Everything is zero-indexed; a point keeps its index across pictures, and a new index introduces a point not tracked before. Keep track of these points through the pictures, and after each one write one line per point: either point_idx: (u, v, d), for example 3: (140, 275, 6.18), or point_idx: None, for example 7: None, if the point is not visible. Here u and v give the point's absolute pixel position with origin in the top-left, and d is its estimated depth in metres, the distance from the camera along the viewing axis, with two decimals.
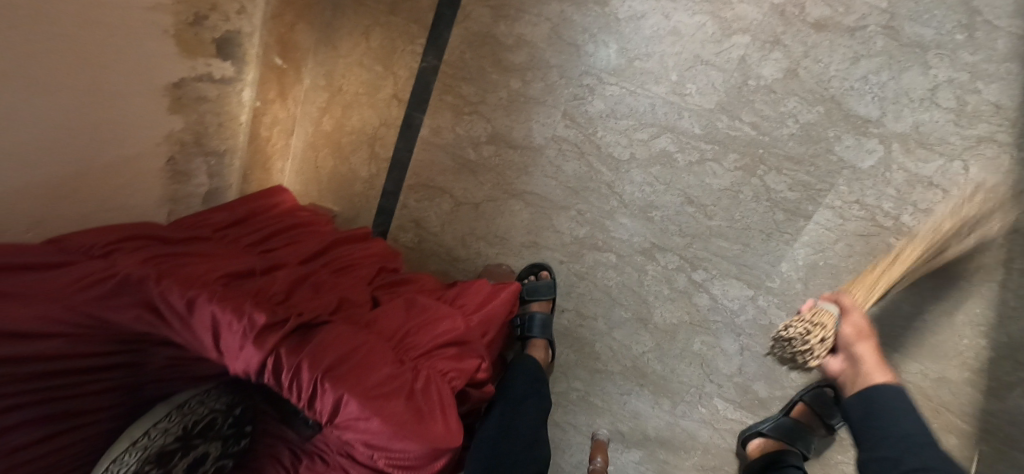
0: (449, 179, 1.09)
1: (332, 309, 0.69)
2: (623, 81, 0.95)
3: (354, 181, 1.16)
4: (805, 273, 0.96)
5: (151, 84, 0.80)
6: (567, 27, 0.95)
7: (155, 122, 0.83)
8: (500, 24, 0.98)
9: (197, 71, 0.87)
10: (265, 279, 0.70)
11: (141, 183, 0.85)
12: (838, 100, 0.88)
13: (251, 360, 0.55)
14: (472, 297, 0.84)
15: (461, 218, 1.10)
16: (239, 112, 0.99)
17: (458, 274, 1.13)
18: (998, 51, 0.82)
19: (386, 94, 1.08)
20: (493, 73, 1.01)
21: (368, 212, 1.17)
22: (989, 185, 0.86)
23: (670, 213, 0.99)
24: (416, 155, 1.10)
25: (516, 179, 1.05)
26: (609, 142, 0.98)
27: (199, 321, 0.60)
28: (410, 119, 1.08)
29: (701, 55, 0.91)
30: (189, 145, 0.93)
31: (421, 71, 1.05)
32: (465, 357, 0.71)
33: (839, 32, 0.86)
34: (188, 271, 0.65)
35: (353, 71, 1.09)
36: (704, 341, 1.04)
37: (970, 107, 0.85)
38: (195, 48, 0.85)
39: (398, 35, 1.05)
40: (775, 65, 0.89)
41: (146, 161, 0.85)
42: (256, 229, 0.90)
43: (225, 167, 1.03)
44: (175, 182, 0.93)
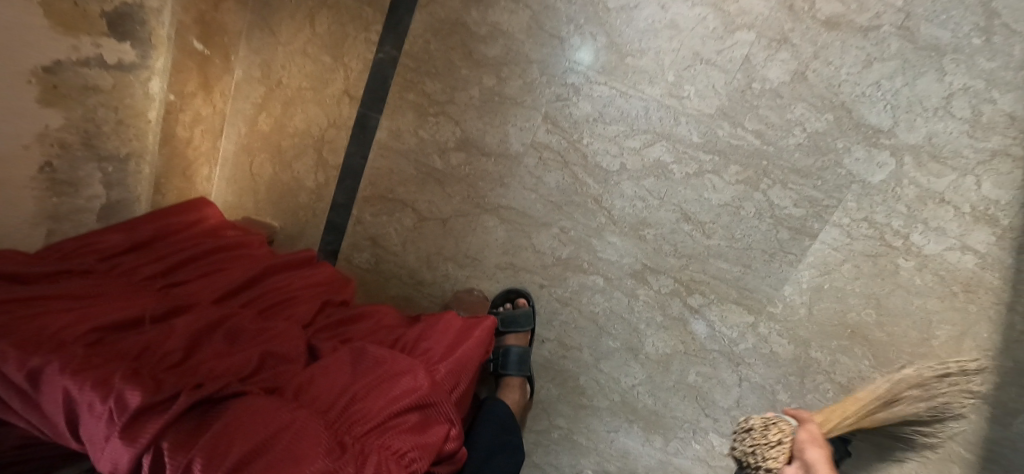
0: (412, 190, 0.93)
1: (252, 369, 0.52)
2: (613, 80, 0.83)
3: (298, 191, 0.98)
4: (810, 296, 0.87)
5: (10, 66, 0.60)
6: (549, 16, 0.82)
7: (21, 117, 0.64)
8: (471, 11, 0.84)
9: (81, 53, 0.68)
10: (161, 330, 0.53)
11: (3, 197, 0.65)
12: (849, 107, 0.79)
13: (119, 460, 0.40)
14: (440, 339, 0.69)
15: (425, 236, 0.95)
16: (147, 107, 0.80)
17: (422, 300, 0.98)
18: (1017, 58, 0.75)
19: (335, 90, 0.91)
20: (463, 67, 0.86)
21: (314, 228, 0.99)
22: (1001, 202, 0.80)
23: (664, 231, 0.88)
24: (371, 162, 0.94)
25: (490, 191, 0.91)
26: (597, 151, 0.86)
27: (50, 401, 0.43)
28: (364, 120, 0.92)
29: (702, 53, 0.80)
30: (75, 147, 0.73)
31: (376, 64, 0.89)
32: (431, 424, 0.56)
33: (852, 31, 0.77)
34: (44, 325, 0.48)
35: (295, 61, 0.92)
36: (700, 372, 0.93)
37: (985, 117, 0.78)
38: (76, 23, 0.66)
39: (349, 20, 0.88)
40: (783, 66, 0.79)
41: (10, 168, 0.65)
42: (165, 255, 0.72)
43: (129, 175, 0.83)
44: (57, 195, 0.73)
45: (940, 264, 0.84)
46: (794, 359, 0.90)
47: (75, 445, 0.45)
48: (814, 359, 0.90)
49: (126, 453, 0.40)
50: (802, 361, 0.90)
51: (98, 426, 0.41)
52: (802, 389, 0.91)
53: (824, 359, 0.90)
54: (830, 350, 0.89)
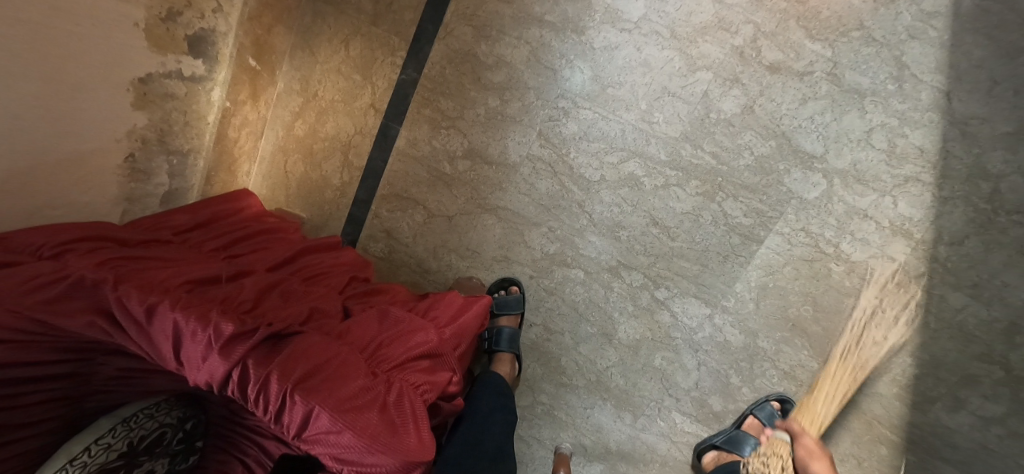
0: (424, 191, 1.10)
1: (302, 320, 0.68)
2: (596, 106, 1.00)
3: (325, 188, 1.14)
4: (757, 293, 1.04)
5: (115, 77, 0.77)
6: (545, 51, 0.99)
7: (117, 116, 0.80)
8: (482, 44, 1.01)
9: (166, 67, 0.84)
10: (233, 287, 0.68)
11: (96, 179, 0.81)
12: (788, 136, 0.96)
13: (216, 370, 0.55)
14: (445, 310, 0.84)
15: (433, 230, 1.11)
16: (207, 111, 0.96)
17: (428, 286, 1.13)
18: (922, 102, 0.93)
19: (362, 103, 1.08)
20: (472, 89, 1.03)
21: (337, 221, 1.15)
22: (915, 219, 0.97)
23: (636, 233, 1.04)
24: (391, 166, 1.10)
25: (490, 194, 1.07)
26: (581, 164, 1.03)
27: (160, 330, 0.58)
28: (386, 130, 1.08)
29: (669, 87, 0.97)
30: (152, 143, 0.89)
31: (400, 83, 1.06)
32: (438, 370, 0.71)
33: (790, 75, 0.94)
34: (150, 276, 0.63)
35: (330, 78, 1.09)
36: (665, 356, 1.09)
37: (899, 148, 0.95)
38: (166, 43, 0.82)
39: (378, 46, 1.05)
40: (734, 100, 0.96)
41: (104, 157, 0.81)
42: (221, 234, 0.87)
43: (188, 167, 0.99)
44: (133, 181, 0.89)
45: (866, 270, 1.00)
46: (744, 347, 1.06)
47: (172, 367, 0.60)
48: (760, 348, 1.05)
49: (222, 366, 0.55)
50: (750, 349, 1.06)
51: (199, 347, 0.56)
52: (751, 373, 1.07)
53: (769, 348, 1.05)
54: (774, 340, 1.05)
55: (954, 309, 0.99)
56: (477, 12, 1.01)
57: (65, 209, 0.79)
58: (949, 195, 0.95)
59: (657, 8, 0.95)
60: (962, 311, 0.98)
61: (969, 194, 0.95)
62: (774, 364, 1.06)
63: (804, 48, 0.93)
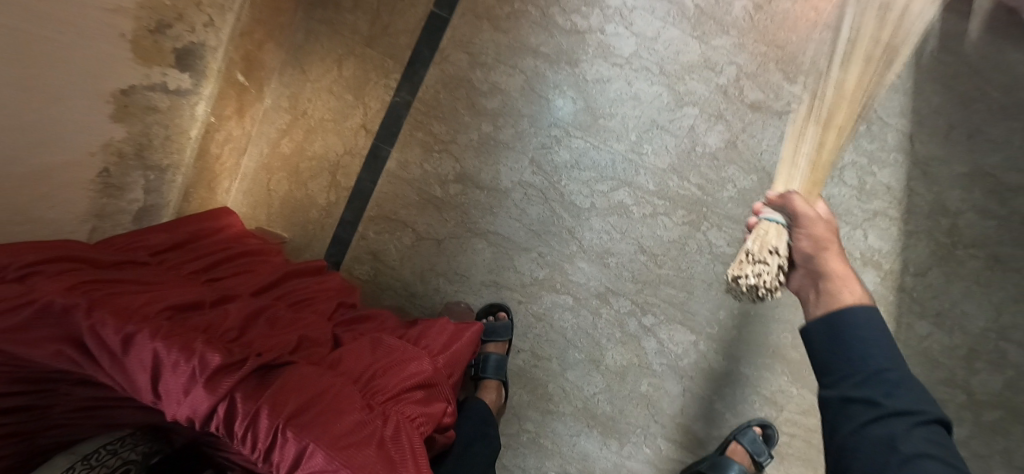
0: (413, 213, 1.08)
1: (292, 348, 0.65)
2: (588, 135, 1.02)
3: (310, 208, 1.11)
4: (739, 320, 1.06)
5: (96, 88, 0.73)
6: (539, 81, 1.01)
7: (94, 129, 0.75)
8: (477, 71, 1.02)
9: (151, 79, 0.81)
10: (218, 313, 0.65)
11: (67, 196, 0.76)
12: (769, 171, 1.01)
13: (200, 405, 0.51)
14: (437, 337, 0.82)
15: (421, 253, 1.09)
16: (190, 126, 0.92)
17: (414, 310, 1.11)
18: (888, 143, 0.99)
19: (354, 124, 1.07)
20: (466, 114, 1.04)
21: (322, 242, 1.12)
22: (883, 251, 1.02)
23: (624, 260, 1.05)
24: (380, 187, 1.08)
25: (481, 218, 1.07)
26: (572, 191, 1.04)
27: (138, 361, 0.54)
28: (377, 151, 1.07)
29: (658, 120, 1.01)
30: (129, 157, 0.84)
31: (392, 106, 1.06)
32: (433, 400, 0.69)
33: (771, 114, 0.99)
34: (128, 301, 0.59)
35: (320, 97, 1.07)
36: (651, 382, 1.09)
37: (869, 186, 1.00)
38: (153, 56, 0.79)
39: (372, 68, 1.05)
40: (719, 135, 1.00)
41: (78, 171, 0.76)
42: (201, 255, 0.83)
43: (165, 183, 0.94)
44: (106, 197, 0.84)
45: None
46: (727, 373, 1.08)
47: (148, 400, 0.56)
48: (743, 374, 1.07)
49: (207, 401, 0.51)
50: (733, 375, 1.07)
51: (181, 379, 0.53)
52: (733, 400, 1.08)
53: (751, 374, 1.07)
54: (756, 366, 1.07)
55: (918, 337, 1.03)
56: (473, 40, 1.02)
57: (31, 228, 0.73)
58: (913, 229, 1.00)
59: (647, 45, 0.99)
60: (926, 339, 1.02)
61: (931, 228, 1.00)
62: (756, 390, 1.07)
63: (783, 88, 0.98)
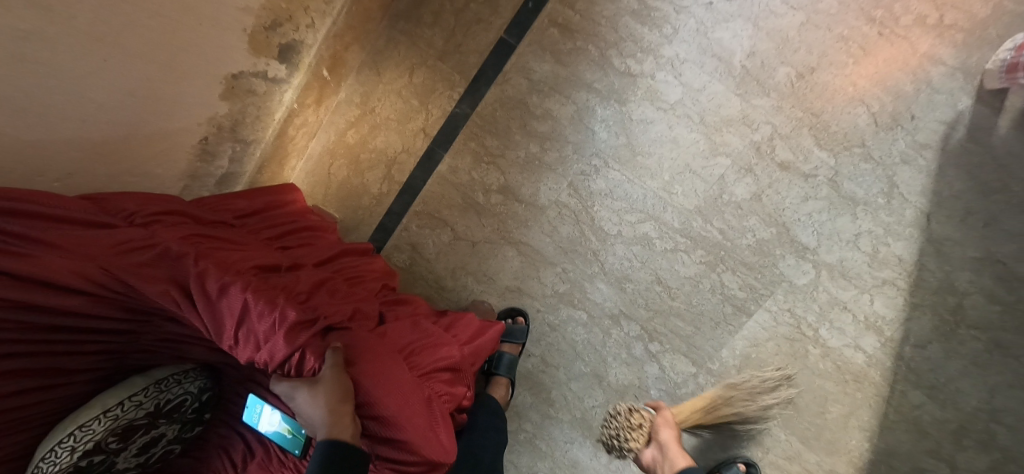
0: (455, 215, 1.19)
1: (348, 317, 0.76)
2: (625, 169, 1.11)
3: (363, 195, 1.23)
4: (740, 361, 1.13)
5: (213, 71, 0.85)
6: (588, 113, 1.10)
7: (203, 104, 0.88)
8: (533, 95, 1.11)
9: (256, 68, 0.93)
10: (290, 278, 0.76)
11: (171, 155, 0.89)
12: (788, 227, 1.08)
13: (276, 352, 0.63)
14: (465, 329, 0.93)
15: (456, 251, 1.20)
16: (277, 109, 1.05)
17: (441, 301, 1.22)
18: (907, 218, 1.04)
19: (415, 127, 1.18)
20: (517, 134, 1.13)
21: (368, 226, 1.24)
22: (887, 318, 1.07)
23: (641, 287, 1.14)
24: (429, 186, 1.19)
25: (516, 228, 1.17)
26: (603, 217, 1.13)
27: (227, 308, 0.65)
28: (431, 154, 1.18)
29: (691, 165, 1.09)
30: (225, 130, 0.97)
31: (452, 116, 1.16)
32: (457, 383, 0.80)
33: (797, 174, 1.06)
34: (224, 257, 0.71)
35: (389, 98, 1.18)
36: (648, 405, 1.16)
37: (881, 255, 1.06)
38: (262, 47, 0.92)
39: (440, 79, 1.15)
40: (746, 187, 1.08)
41: (184, 137, 0.89)
42: (273, 224, 0.95)
43: (247, 156, 1.06)
44: (200, 161, 0.96)
45: (839, 356, 1.10)
46: None
47: (229, 341, 0.67)
48: None
49: (283, 350, 0.63)
50: None
51: (263, 329, 0.64)
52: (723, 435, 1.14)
53: None
54: None
55: (909, 405, 1.07)
56: (535, 68, 1.11)
57: (137, 178, 0.86)
58: (918, 302, 1.06)
59: (692, 96, 1.06)
60: (918, 408, 1.07)
61: (936, 304, 1.05)
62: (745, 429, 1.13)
63: (812, 153, 1.05)
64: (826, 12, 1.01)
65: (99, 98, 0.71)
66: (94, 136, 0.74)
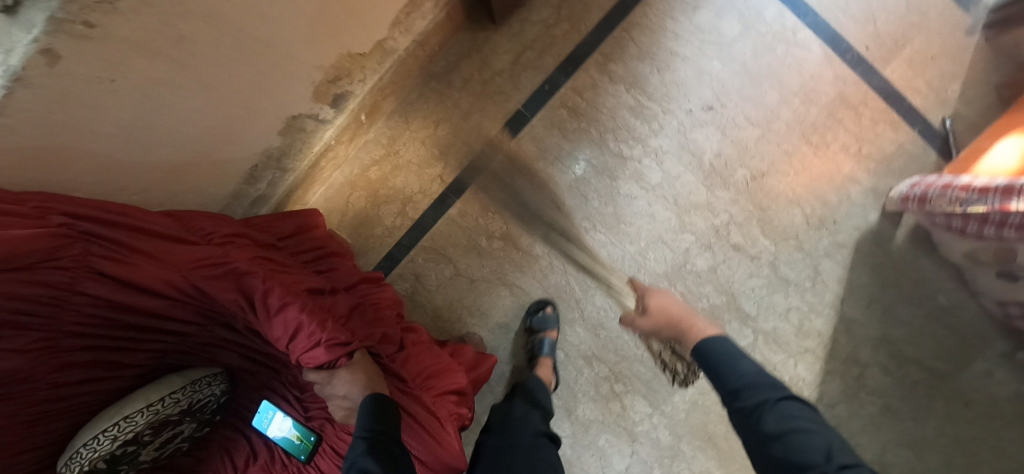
0: (459, 253, 1.34)
1: (376, 340, 0.89)
2: (609, 233, 1.31)
3: (376, 225, 1.36)
4: (688, 406, 1.32)
5: (281, 112, 0.98)
6: (584, 183, 1.31)
7: (264, 138, 1.00)
8: (540, 162, 1.31)
9: (313, 111, 1.07)
10: (331, 300, 0.89)
11: (226, 178, 1.00)
12: (735, 296, 1.31)
13: (324, 362, 0.76)
14: (465, 358, 1.07)
15: (455, 286, 1.34)
16: (317, 144, 1.18)
17: (436, 329, 1.35)
18: (826, 300, 1.30)
19: (433, 173, 1.34)
20: (522, 192, 1.32)
21: (376, 254, 1.36)
22: (807, 380, 1.31)
23: (613, 335, 1.32)
24: (438, 226, 1.34)
25: (511, 272, 1.33)
26: (587, 271, 1.32)
27: (285, 323, 0.77)
28: (444, 198, 1.34)
29: (663, 237, 1.31)
30: (273, 159, 1.09)
31: (467, 169, 1.33)
32: (459, 406, 0.94)
33: (745, 255, 1.30)
34: (283, 278, 0.83)
35: (413, 144, 1.34)
36: (609, 439, 1.32)
37: (805, 328, 1.31)
38: (322, 96, 1.05)
39: (461, 136, 1.33)
40: (705, 260, 1.31)
41: (240, 163, 1.00)
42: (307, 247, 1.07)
43: (282, 181, 1.18)
44: (246, 183, 1.07)
45: None
46: (670, 447, 1.31)
47: (281, 348, 0.79)
48: (682, 450, 1.31)
49: (329, 361, 0.76)
50: (674, 450, 1.31)
51: (316, 344, 0.76)
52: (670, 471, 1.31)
53: (688, 452, 1.31)
54: (693, 446, 1.31)
55: None
56: (544, 140, 1.31)
57: (195, 195, 0.96)
58: (831, 369, 1.30)
59: (669, 181, 1.29)
60: None
61: (844, 372, 1.30)
62: (689, 467, 1.31)
63: (758, 239, 1.30)
64: (777, 130, 1.28)
65: (193, 130, 0.83)
66: (176, 159, 0.85)
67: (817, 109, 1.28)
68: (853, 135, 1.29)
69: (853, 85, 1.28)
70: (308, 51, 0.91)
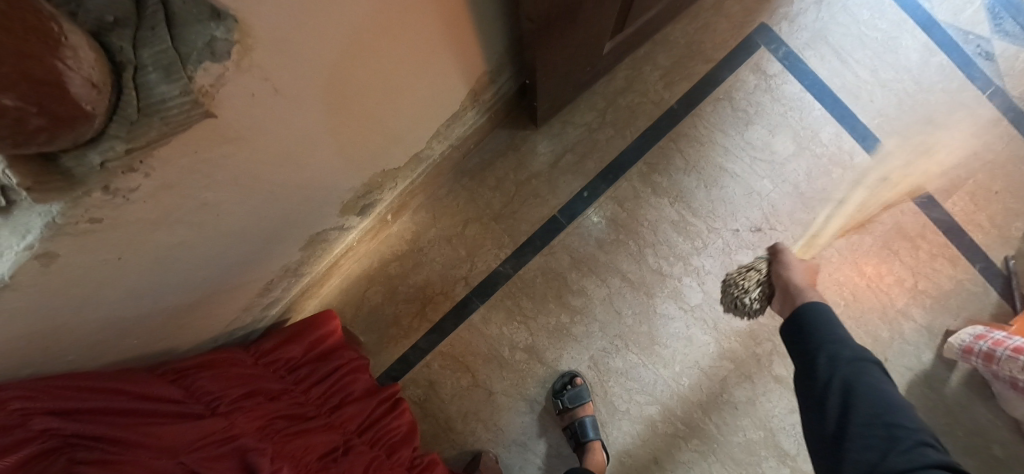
0: (478, 362, 1.21)
1: None
2: (642, 354, 1.21)
3: (391, 325, 1.23)
4: None
5: (304, 231, 0.89)
6: (618, 298, 1.21)
7: (282, 256, 0.91)
8: (573, 272, 1.22)
9: (339, 224, 0.99)
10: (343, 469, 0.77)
11: (236, 299, 0.90)
12: (775, 433, 1.19)
13: None
14: None
15: (471, 397, 1.21)
16: (338, 248, 1.09)
17: (445, 444, 1.20)
18: None
19: (458, 274, 1.23)
20: (552, 302, 1.22)
21: (389, 355, 1.22)
22: None
23: (639, 465, 1.20)
24: (458, 330, 1.22)
25: (533, 387, 1.21)
26: (615, 393, 1.21)
27: None
28: (467, 301, 1.23)
29: (700, 362, 1.21)
30: (290, 271, 1.00)
31: (494, 273, 1.23)
32: None
33: (787, 388, 1.20)
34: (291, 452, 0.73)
35: (439, 242, 1.23)
36: None
37: None
38: (350, 208, 0.97)
39: (490, 237, 1.24)
40: (744, 391, 1.20)
41: (254, 282, 0.90)
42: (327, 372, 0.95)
43: (297, 285, 1.08)
44: (258, 296, 0.97)
45: None
46: None
47: None
48: None
49: None
50: None
51: None
52: None
53: None
54: None
55: None
56: (578, 249, 1.22)
57: (202, 322, 0.86)
58: None
59: (710, 304, 1.21)
60: None
61: None
62: None
63: None
64: (828, 258, 1.20)
65: (208, 271, 0.74)
66: (184, 300, 0.75)
67: (871, 239, 1.20)
68: (909, 268, 1.21)
69: (910, 214, 1.21)
70: (340, 175, 0.82)
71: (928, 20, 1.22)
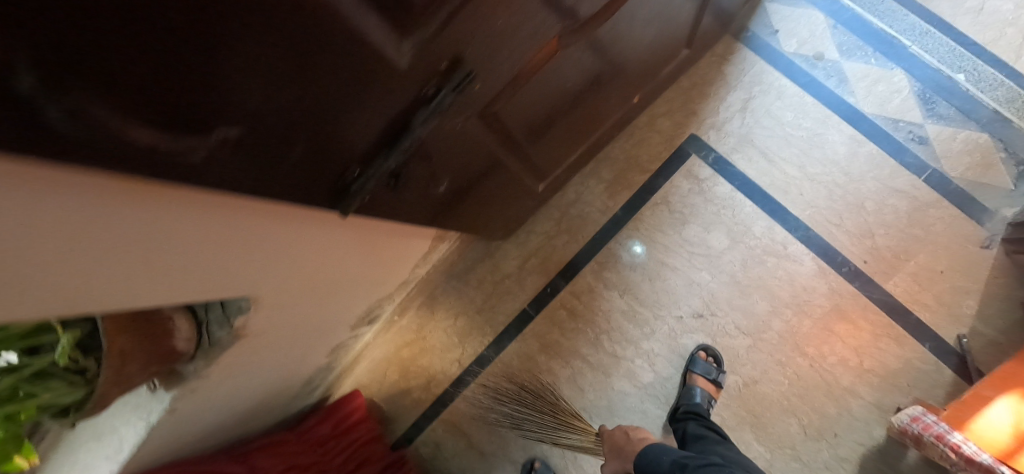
0: (472, 427, 1.55)
1: None
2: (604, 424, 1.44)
3: (406, 395, 1.61)
4: None
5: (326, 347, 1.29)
6: (581, 376, 1.46)
7: (313, 363, 1.31)
8: (542, 355, 1.50)
9: (354, 333, 1.39)
10: None
11: (286, 394, 1.31)
12: None
13: None
14: None
15: (468, 454, 1.54)
16: (360, 343, 1.49)
17: None
18: None
19: (453, 357, 1.57)
20: (527, 379, 1.51)
21: (406, 419, 1.61)
22: None
23: None
24: (456, 401, 1.57)
25: (517, 448, 1.51)
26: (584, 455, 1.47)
27: None
28: (462, 378, 1.57)
29: (655, 432, 1.40)
30: (325, 367, 1.41)
31: (480, 356, 1.55)
32: None
33: None
34: None
35: (438, 331, 1.59)
36: None
37: None
38: (359, 322, 1.36)
39: (476, 327, 1.56)
40: None
41: (297, 383, 1.32)
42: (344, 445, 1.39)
43: (333, 372, 1.49)
44: (305, 387, 1.40)
45: None
46: None
47: None
48: None
49: None
50: None
51: None
52: None
53: None
54: None
55: None
56: (545, 336, 1.50)
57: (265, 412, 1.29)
58: None
59: (660, 381, 1.41)
60: None
61: None
62: None
63: (751, 445, 1.33)
64: (767, 339, 1.34)
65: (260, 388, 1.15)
66: (247, 406, 1.17)
67: (811, 321, 1.32)
68: (852, 348, 1.30)
69: (849, 297, 1.30)
70: (340, 314, 1.20)
71: (853, 114, 1.32)
